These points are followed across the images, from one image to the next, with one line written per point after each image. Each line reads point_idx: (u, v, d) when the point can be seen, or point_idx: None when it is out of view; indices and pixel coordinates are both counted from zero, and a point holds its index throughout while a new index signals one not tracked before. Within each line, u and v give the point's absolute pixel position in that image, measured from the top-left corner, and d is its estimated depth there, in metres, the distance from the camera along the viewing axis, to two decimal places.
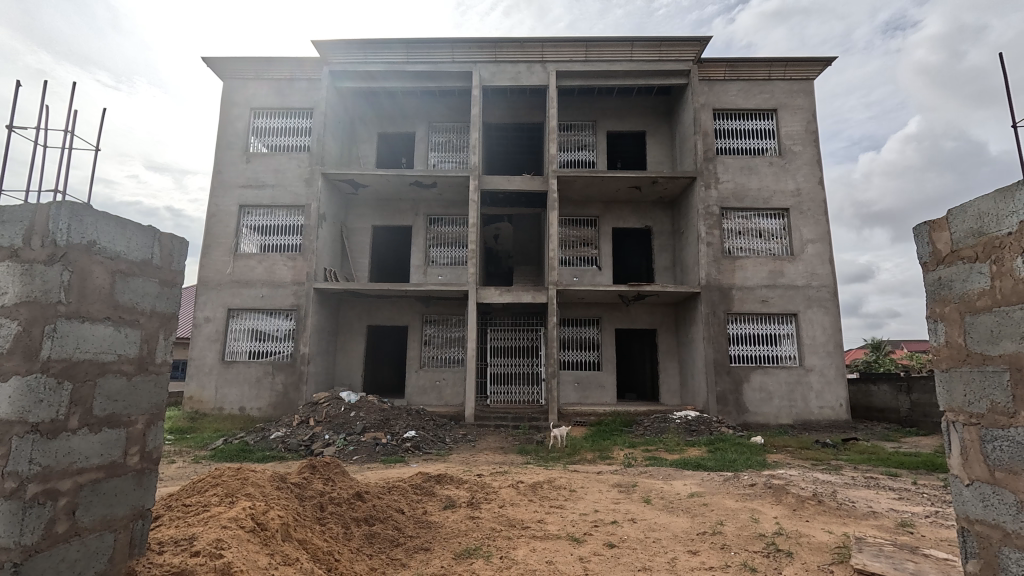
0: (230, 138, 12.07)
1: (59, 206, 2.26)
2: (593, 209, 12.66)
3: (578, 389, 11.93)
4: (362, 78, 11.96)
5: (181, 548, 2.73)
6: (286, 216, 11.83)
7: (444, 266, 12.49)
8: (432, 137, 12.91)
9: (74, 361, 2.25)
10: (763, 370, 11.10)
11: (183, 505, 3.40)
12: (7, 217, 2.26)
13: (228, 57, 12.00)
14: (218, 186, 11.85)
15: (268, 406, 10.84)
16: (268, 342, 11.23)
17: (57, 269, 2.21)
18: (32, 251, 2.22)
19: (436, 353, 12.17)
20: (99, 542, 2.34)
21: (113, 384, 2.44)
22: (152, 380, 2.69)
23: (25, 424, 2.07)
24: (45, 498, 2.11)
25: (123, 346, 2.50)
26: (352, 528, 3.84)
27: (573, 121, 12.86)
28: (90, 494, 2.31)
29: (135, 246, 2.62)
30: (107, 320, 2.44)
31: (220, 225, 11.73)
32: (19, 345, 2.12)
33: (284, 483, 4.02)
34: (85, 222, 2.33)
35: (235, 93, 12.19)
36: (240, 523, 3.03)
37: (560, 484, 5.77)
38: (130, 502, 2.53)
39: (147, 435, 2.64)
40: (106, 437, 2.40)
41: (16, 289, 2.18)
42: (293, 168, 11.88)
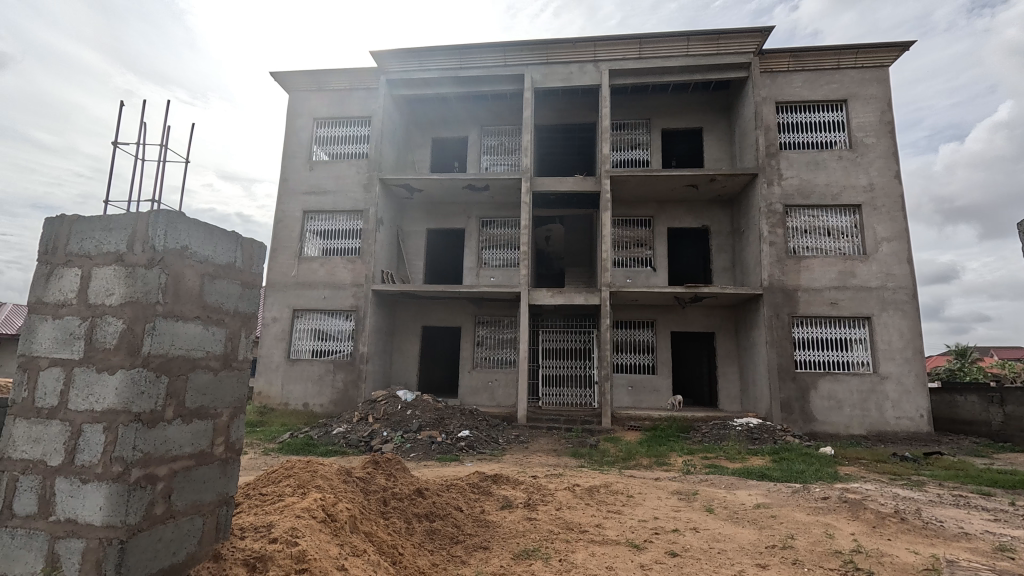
0: (295, 148, 12.73)
1: (157, 214, 2.45)
2: (647, 209, 12.40)
3: (632, 393, 11.71)
4: (417, 86, 12.30)
5: (261, 535, 2.90)
6: (346, 220, 12.32)
7: (497, 268, 12.59)
8: (485, 141, 13.06)
9: (169, 357, 2.44)
10: (833, 377, 10.46)
11: (260, 494, 3.60)
12: (113, 225, 2.48)
13: (293, 71, 12.67)
14: (285, 193, 12.52)
15: (330, 403, 11.32)
16: (330, 341, 11.73)
17: (156, 271, 2.40)
18: (134, 256, 2.41)
19: (488, 354, 12.30)
20: (190, 525, 2.52)
21: (201, 378, 2.63)
22: (236, 376, 2.87)
23: (128, 413, 2.26)
24: (146, 482, 2.30)
25: (210, 343, 2.69)
26: (413, 523, 3.94)
27: (626, 119, 12.66)
28: (182, 480, 2.50)
29: (221, 250, 2.81)
30: (197, 319, 2.62)
31: (286, 231, 12.37)
32: (124, 341, 2.31)
33: (350, 477, 4.19)
34: (178, 230, 2.52)
35: (300, 105, 12.84)
36: (312, 513, 3.18)
37: (616, 488, 5.67)
38: (216, 489, 2.71)
39: (230, 427, 2.82)
40: (196, 428, 2.58)
41: (122, 290, 2.38)
42: (352, 174, 12.36)
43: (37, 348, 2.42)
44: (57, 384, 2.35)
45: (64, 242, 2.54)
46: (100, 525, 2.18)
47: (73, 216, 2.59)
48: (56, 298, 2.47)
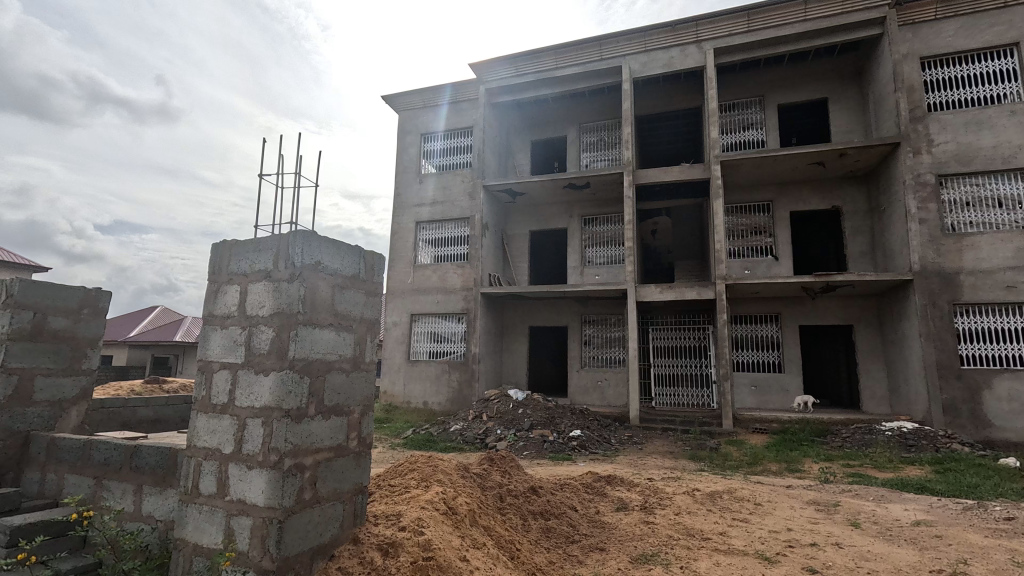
0: (406, 163, 13.64)
1: (295, 234, 2.78)
2: (764, 193, 11.42)
3: (755, 393, 10.84)
4: (514, 91, 12.57)
5: (391, 522, 3.14)
6: (454, 228, 12.94)
7: (602, 265, 12.41)
8: (584, 138, 12.95)
9: (310, 360, 2.74)
10: (1013, 375, 8.77)
11: (389, 485, 3.92)
12: (262, 246, 2.86)
13: (402, 92, 13.62)
14: (399, 207, 13.48)
15: (447, 401, 11.95)
16: (445, 343, 12.38)
17: (296, 285, 2.72)
18: (279, 272, 2.76)
19: (597, 353, 12.15)
20: (333, 510, 2.80)
21: (336, 378, 2.92)
22: (365, 376, 3.15)
23: (281, 409, 2.58)
24: (297, 470, 2.60)
25: (342, 347, 2.98)
26: (529, 520, 4.02)
27: (736, 99, 11.78)
28: (325, 469, 2.79)
29: (347, 263, 3.10)
30: (330, 326, 2.92)
31: (401, 241, 13.31)
32: (275, 347, 2.66)
33: (467, 473, 4.39)
34: (314, 247, 2.84)
35: (409, 123, 13.75)
36: (435, 505, 3.39)
37: (741, 495, 5.29)
38: (353, 478, 2.98)
39: (362, 423, 3.10)
40: (334, 423, 2.87)
41: (271, 303, 2.74)
42: (458, 184, 12.95)
43: (211, 354, 2.87)
44: (227, 385, 2.77)
45: (227, 264, 2.98)
46: (264, 506, 2.51)
47: (232, 240, 3.02)
48: (222, 311, 2.91)
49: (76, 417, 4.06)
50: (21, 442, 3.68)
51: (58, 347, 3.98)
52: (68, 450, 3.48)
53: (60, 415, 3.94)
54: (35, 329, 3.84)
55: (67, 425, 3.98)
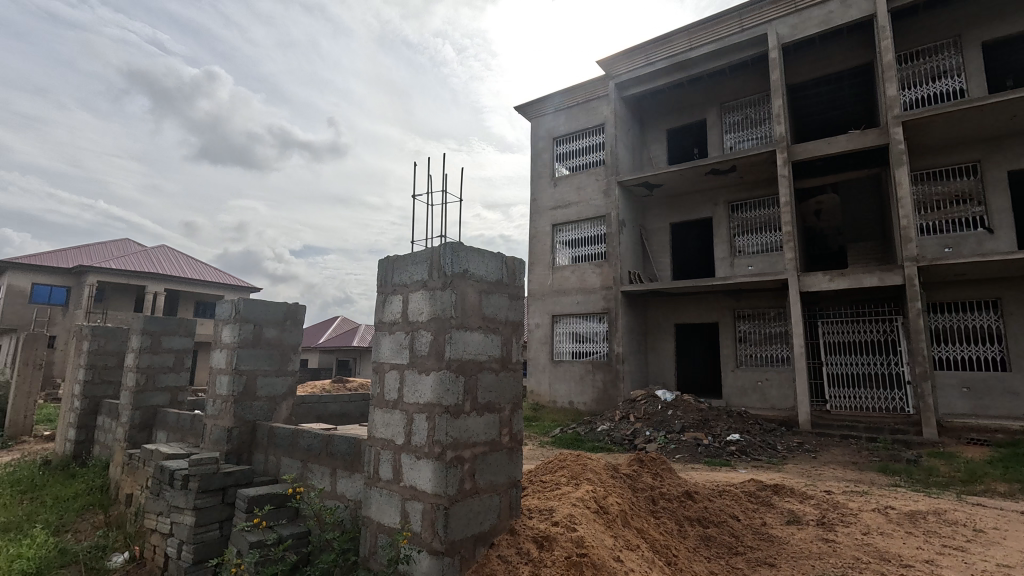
0: (541, 168, 13.97)
1: (446, 246, 2.99)
2: (967, 153, 9.38)
3: (968, 396, 8.92)
4: (646, 81, 12.15)
5: (545, 517, 3.24)
6: (590, 227, 12.88)
7: (755, 254, 11.33)
8: (726, 119, 11.97)
9: (464, 361, 2.92)
10: None
11: (541, 481, 4.05)
12: (419, 259, 3.13)
13: (533, 101, 14.01)
14: (536, 211, 13.84)
15: (592, 401, 11.93)
16: (587, 343, 12.37)
17: (449, 292, 2.93)
18: (434, 281, 3.01)
19: (754, 351, 11.10)
20: (491, 501, 2.97)
21: (487, 378, 3.06)
22: (513, 376, 3.24)
23: (441, 406, 2.81)
24: (458, 462, 2.81)
25: (491, 348, 3.10)
26: (685, 526, 3.84)
27: (920, 46, 9.88)
28: (482, 462, 2.95)
29: (492, 269, 3.18)
30: (480, 329, 3.06)
31: (540, 245, 13.65)
32: (434, 349, 2.92)
33: (617, 473, 4.34)
34: (462, 256, 2.99)
35: (541, 129, 14.07)
36: (586, 503, 3.42)
37: (953, 519, 4.40)
38: (507, 472, 3.11)
39: (513, 420, 3.20)
40: (488, 419, 3.02)
41: (429, 309, 3.01)
42: (592, 183, 12.90)
43: (383, 356, 3.26)
44: (396, 383, 3.11)
45: (391, 276, 3.33)
46: (432, 493, 2.77)
47: (394, 255, 3.37)
48: (390, 318, 3.28)
49: (286, 410, 4.93)
50: (250, 428, 4.58)
51: (271, 352, 4.87)
52: (282, 437, 4.25)
53: (275, 408, 4.83)
54: (255, 338, 4.76)
55: (280, 416, 4.86)
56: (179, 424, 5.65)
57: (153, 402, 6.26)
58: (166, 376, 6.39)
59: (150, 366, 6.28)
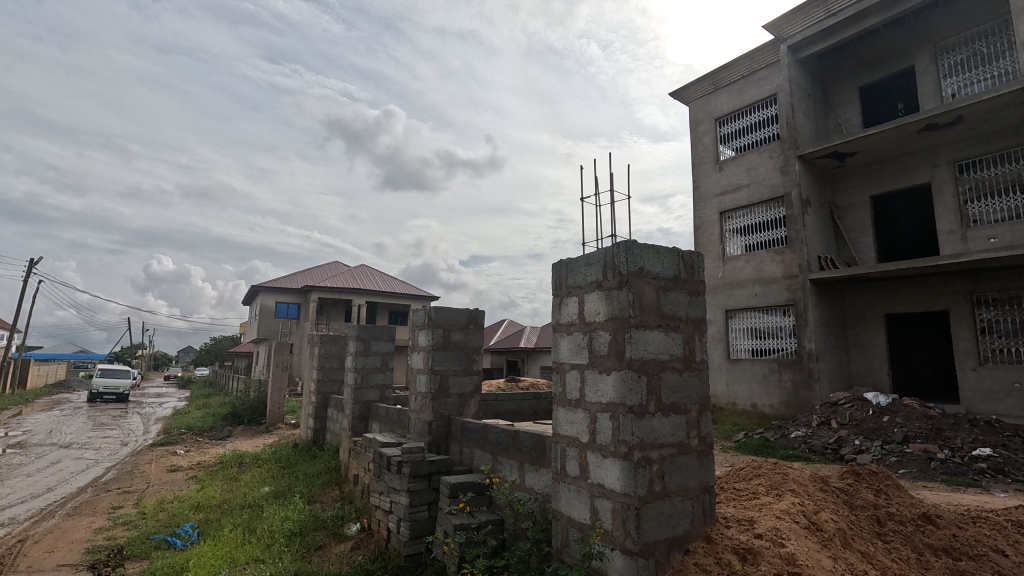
0: (703, 153, 12.97)
1: (620, 245, 2.95)
2: None
3: None
4: (827, 37, 10.65)
5: (744, 527, 2.99)
6: (766, 211, 11.55)
7: (998, 223, 9.03)
8: (943, 61, 9.78)
9: (646, 361, 2.84)
10: None
11: (735, 489, 3.75)
12: (593, 259, 3.16)
13: (690, 83, 13.14)
14: (700, 200, 12.87)
15: (781, 404, 10.66)
16: (771, 339, 11.06)
17: (625, 291, 2.88)
18: (609, 281, 3.00)
19: (1007, 344, 8.80)
20: (683, 505, 2.83)
21: (670, 377, 2.92)
22: (698, 376, 3.04)
23: (625, 406, 2.79)
24: (646, 462, 2.74)
25: (673, 347, 2.95)
26: (927, 557, 3.20)
27: None
28: (671, 464, 2.83)
29: (668, 264, 3.02)
30: (660, 327, 2.93)
31: (706, 235, 12.65)
32: (614, 348, 2.91)
33: (827, 485, 3.81)
34: (636, 253, 2.91)
35: (700, 111, 13.10)
36: (793, 517, 3.06)
37: None
38: (699, 477, 2.93)
39: (701, 422, 3.00)
40: (674, 420, 2.88)
41: (606, 309, 3.02)
42: (765, 161, 11.58)
43: (563, 356, 3.36)
44: (578, 382, 3.18)
45: (566, 278, 3.42)
46: (621, 492, 2.76)
47: (567, 258, 3.45)
48: (567, 319, 3.37)
49: (474, 407, 5.39)
50: (446, 422, 5.12)
51: (458, 354, 5.39)
52: (473, 431, 4.67)
53: (465, 404, 5.32)
54: (445, 341, 5.32)
55: (469, 412, 5.34)
56: (389, 416, 6.59)
57: (367, 397, 7.40)
58: (375, 375, 7.50)
59: (364, 367, 7.44)
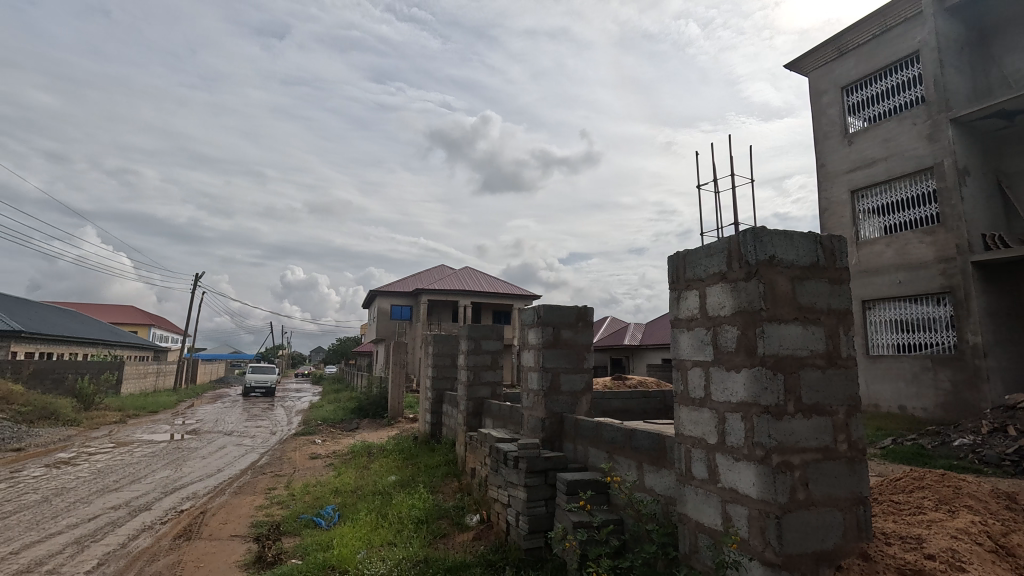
0: (827, 128, 11.65)
1: (746, 234, 2.74)
2: None
3: None
4: None
5: (910, 545, 2.61)
6: (910, 186, 10.10)
7: None
8: None
9: (781, 357, 2.60)
10: None
11: (893, 503, 3.31)
12: (715, 251, 2.98)
13: (809, 51, 11.84)
14: (825, 179, 11.58)
15: (938, 407, 9.23)
16: (922, 332, 9.64)
17: (754, 283, 2.67)
18: (735, 273, 2.81)
19: None
20: (831, 517, 2.55)
21: (811, 375, 2.63)
22: (845, 374, 2.70)
23: (759, 406, 2.59)
24: (786, 468, 2.51)
25: (813, 342, 2.66)
26: None
27: None
28: (815, 471, 2.56)
29: (803, 251, 2.73)
30: (796, 320, 2.66)
31: (835, 217, 11.34)
32: (743, 344, 2.71)
33: (1015, 504, 3.22)
34: (765, 241, 2.67)
35: (822, 81, 11.77)
36: (975, 538, 2.63)
37: None
38: (849, 487, 2.62)
39: (850, 425, 2.67)
40: (818, 423, 2.60)
41: (731, 303, 2.83)
42: (907, 129, 10.12)
43: (684, 353, 3.21)
44: (701, 380, 3.02)
45: (684, 272, 3.27)
46: (758, 498, 2.56)
47: (685, 250, 3.29)
48: (687, 314, 3.21)
49: (586, 404, 5.35)
50: (558, 420, 5.13)
51: (569, 352, 5.38)
52: (588, 429, 4.63)
53: (577, 402, 5.30)
54: (555, 339, 5.34)
55: (581, 410, 5.31)
56: (501, 413, 6.78)
57: (480, 394, 7.67)
58: (486, 373, 7.75)
59: (476, 365, 7.72)
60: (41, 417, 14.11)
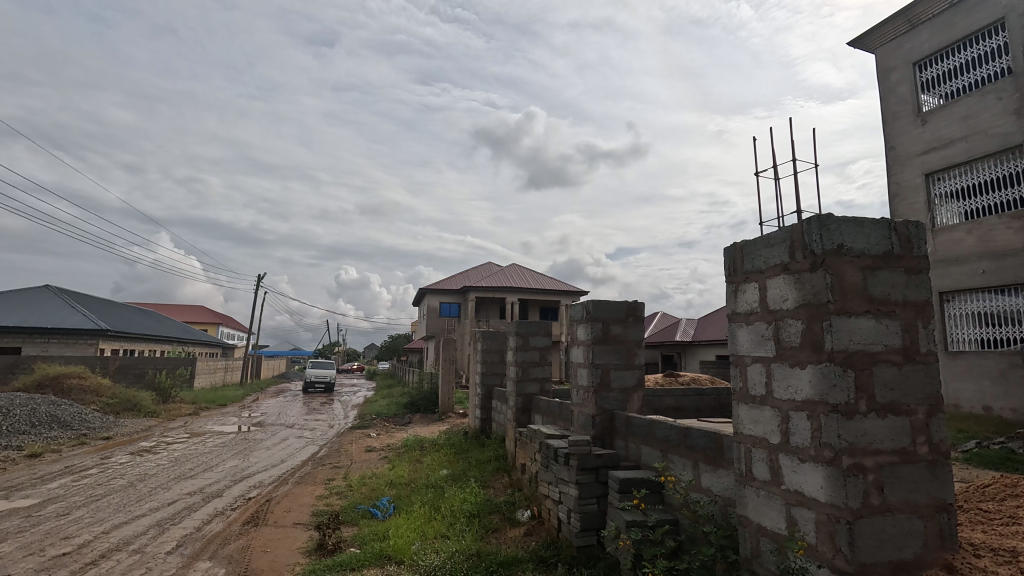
0: (896, 107, 10.80)
1: (810, 222, 2.58)
2: None
3: None
4: None
5: (1003, 559, 2.38)
6: (995, 166, 9.25)
7: None
8: None
9: (851, 352, 2.43)
10: None
11: (982, 512, 3.02)
12: (776, 241, 2.83)
13: (874, 26, 11.04)
14: (895, 163, 10.79)
15: None
16: (1010, 326, 8.81)
17: (820, 274, 2.52)
18: (798, 263, 2.66)
19: None
20: (910, 524, 2.36)
21: (886, 372, 2.44)
22: (924, 370, 2.49)
23: (827, 404, 2.44)
24: (858, 471, 2.35)
25: (887, 336, 2.47)
26: None
27: None
28: (891, 475, 2.37)
29: (875, 240, 2.54)
30: (868, 313, 2.48)
31: (906, 203, 10.55)
32: (809, 339, 2.57)
33: None
34: (831, 228, 2.51)
35: (890, 58, 10.95)
36: None
37: None
38: (930, 492, 2.41)
39: (930, 426, 2.45)
40: (893, 423, 2.41)
41: (794, 295, 2.68)
42: (990, 105, 9.27)
43: (742, 349, 3.07)
44: (762, 377, 2.88)
45: (742, 264, 3.13)
46: (826, 502, 2.41)
47: (742, 240, 3.15)
48: (745, 308, 3.07)
49: (637, 401, 5.24)
50: (609, 417, 5.05)
51: (619, 348, 5.28)
52: (640, 426, 4.52)
53: (628, 399, 5.19)
54: (604, 335, 5.26)
55: (633, 407, 5.20)
56: (551, 409, 6.75)
57: (528, 390, 7.67)
58: (535, 369, 7.74)
59: (524, 362, 7.73)
60: (125, 409, 15.34)
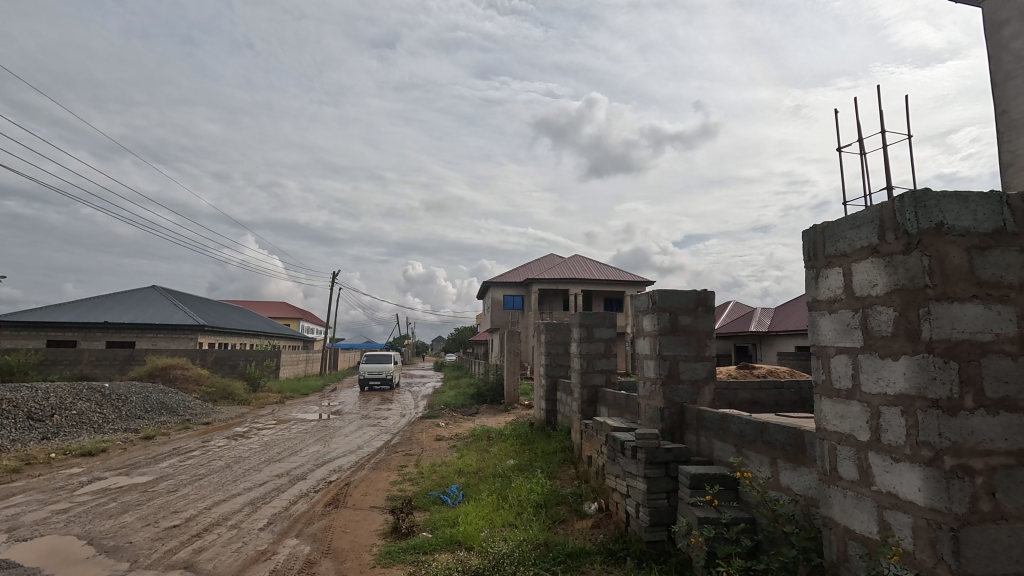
0: None
1: (903, 199, 2.35)
2: None
3: None
4: None
5: None
6: None
7: None
8: None
9: (955, 342, 2.18)
10: None
11: None
12: (862, 221, 2.60)
13: None
14: None
15: None
16: None
17: (915, 256, 2.29)
18: (889, 245, 2.43)
19: None
20: None
21: (999, 365, 2.17)
22: None
23: (925, 400, 2.22)
24: (963, 473, 2.11)
25: (998, 324, 2.19)
26: None
27: None
28: (1006, 479, 2.11)
29: (983, 217, 2.26)
30: (975, 299, 2.21)
31: None
32: (904, 329, 2.34)
33: None
34: (927, 204, 2.27)
35: None
36: None
37: None
38: None
39: None
40: (1007, 422, 2.14)
41: (885, 280, 2.45)
42: None
43: (824, 339, 2.86)
44: (848, 369, 2.66)
45: (822, 247, 2.91)
46: (925, 506, 2.21)
47: (823, 223, 2.92)
48: (827, 295, 2.85)
49: (709, 394, 5.03)
50: (679, 410, 4.89)
51: (688, 339, 5.08)
52: (712, 421, 4.34)
53: (698, 392, 5.00)
54: (672, 325, 5.08)
55: (704, 400, 5.00)
56: (617, 401, 6.64)
57: (594, 382, 7.59)
58: (600, 361, 7.64)
59: (589, 353, 7.65)
60: (221, 397, 16.83)
